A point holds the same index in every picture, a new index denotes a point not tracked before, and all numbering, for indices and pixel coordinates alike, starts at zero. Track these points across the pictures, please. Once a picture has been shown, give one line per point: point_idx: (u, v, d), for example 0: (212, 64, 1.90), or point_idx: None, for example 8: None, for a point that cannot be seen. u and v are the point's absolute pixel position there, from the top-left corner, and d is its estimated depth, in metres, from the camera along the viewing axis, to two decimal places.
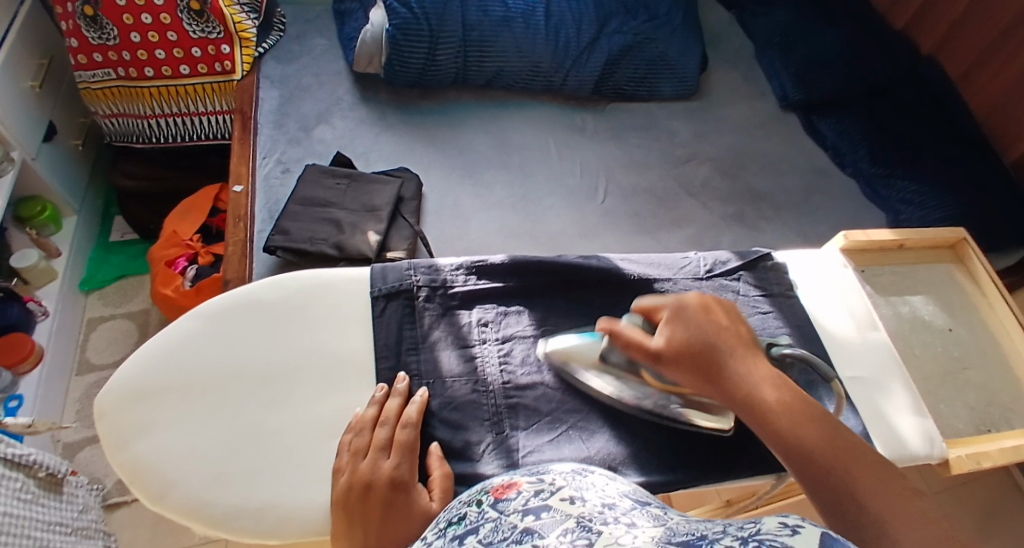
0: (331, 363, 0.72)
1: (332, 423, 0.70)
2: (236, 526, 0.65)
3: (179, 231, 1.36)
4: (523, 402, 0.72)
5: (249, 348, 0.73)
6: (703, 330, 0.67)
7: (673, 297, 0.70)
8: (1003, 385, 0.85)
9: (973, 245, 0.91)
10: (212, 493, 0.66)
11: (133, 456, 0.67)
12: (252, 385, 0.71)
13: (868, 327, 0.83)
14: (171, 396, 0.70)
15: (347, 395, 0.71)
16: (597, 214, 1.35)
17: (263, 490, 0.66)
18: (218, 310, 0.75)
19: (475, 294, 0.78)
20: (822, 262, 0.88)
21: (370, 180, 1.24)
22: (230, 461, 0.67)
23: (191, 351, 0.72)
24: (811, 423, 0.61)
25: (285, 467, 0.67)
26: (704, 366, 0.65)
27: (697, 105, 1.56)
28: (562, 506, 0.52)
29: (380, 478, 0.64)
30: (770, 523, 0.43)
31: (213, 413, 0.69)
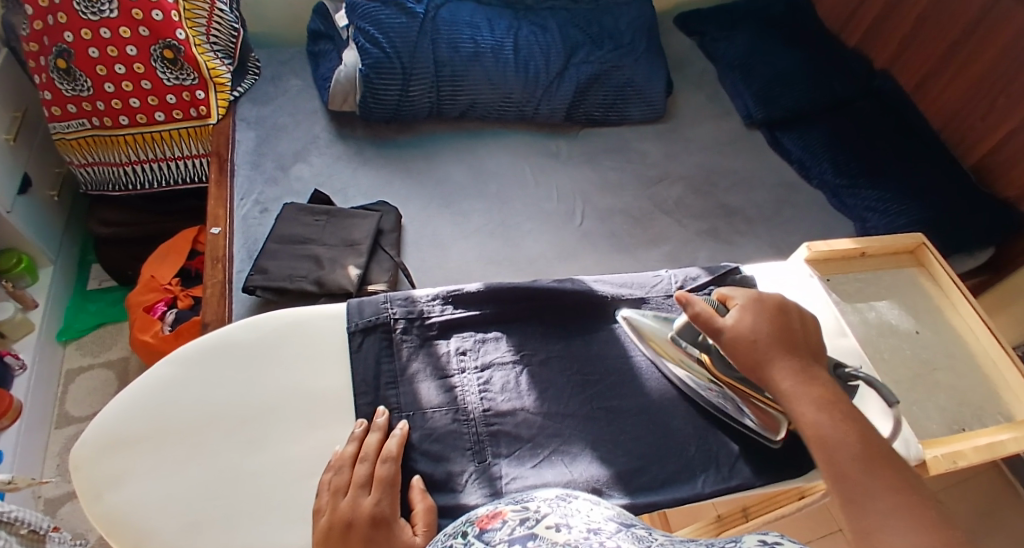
0: (309, 402, 0.73)
1: (310, 462, 0.70)
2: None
3: (157, 276, 1.36)
4: (504, 429, 0.73)
5: (225, 392, 0.73)
6: (772, 321, 0.71)
7: (754, 292, 0.74)
8: (974, 384, 0.86)
9: (932, 249, 0.94)
10: (192, 541, 0.66)
11: (111, 507, 0.67)
12: (230, 429, 0.71)
13: (838, 334, 0.85)
14: (149, 445, 0.70)
15: (326, 432, 0.71)
16: (576, 236, 1.37)
17: (243, 534, 0.66)
18: (193, 354, 0.75)
19: (452, 323, 0.79)
20: (788, 272, 0.91)
21: (348, 214, 1.25)
22: (210, 507, 0.67)
23: (167, 398, 0.72)
24: (843, 422, 0.64)
25: (265, 510, 0.67)
26: (764, 354, 0.69)
27: (666, 127, 1.60)
28: (547, 534, 0.53)
29: (361, 516, 0.64)
30: (750, 541, 0.48)
31: (191, 459, 0.69)
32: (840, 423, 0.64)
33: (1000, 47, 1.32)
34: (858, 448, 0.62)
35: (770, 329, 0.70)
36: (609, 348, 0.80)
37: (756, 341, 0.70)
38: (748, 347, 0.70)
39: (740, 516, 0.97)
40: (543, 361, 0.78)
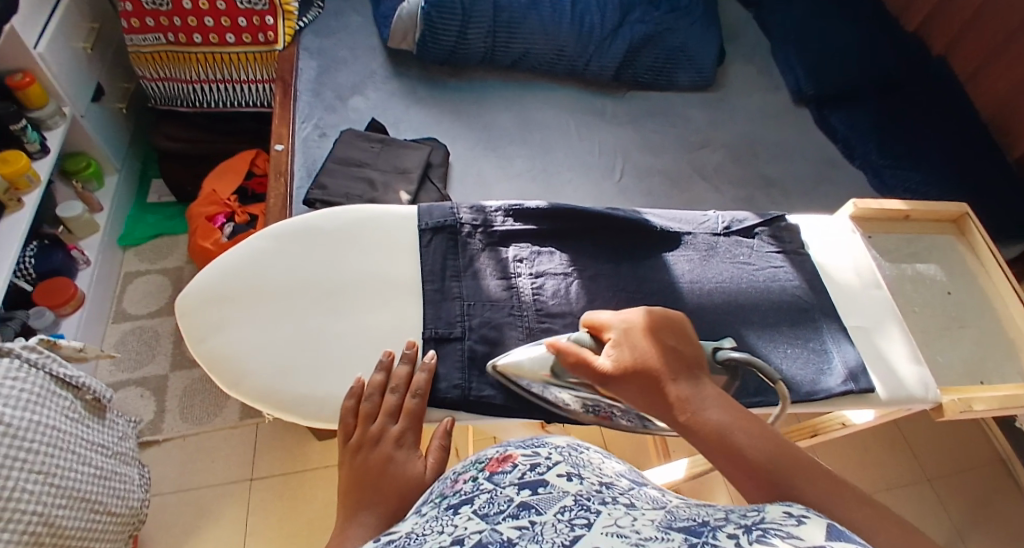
0: (389, 282, 0.76)
1: (390, 331, 0.74)
2: (304, 415, 0.69)
3: (218, 191, 1.42)
4: (554, 328, 0.78)
5: (314, 262, 0.76)
6: (647, 351, 0.65)
7: (620, 316, 0.68)
8: (998, 344, 0.90)
9: (976, 219, 0.98)
10: (284, 383, 0.70)
11: (209, 348, 0.71)
12: (318, 295, 0.74)
13: (872, 284, 0.90)
14: (243, 301, 0.73)
15: (403, 308, 0.75)
16: (614, 191, 1.42)
17: (330, 384, 0.70)
18: (285, 230, 0.78)
19: (513, 233, 0.83)
20: (834, 227, 0.95)
21: (402, 145, 1.31)
22: (299, 358, 0.71)
23: (260, 264, 0.75)
24: (759, 440, 0.58)
25: (348, 368, 0.71)
26: (654, 388, 0.63)
27: (713, 96, 1.64)
28: (559, 483, 0.55)
29: (386, 439, 0.65)
30: (776, 511, 0.50)
31: (282, 316, 0.73)
32: (762, 436, 0.59)
33: None
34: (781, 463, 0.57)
35: (654, 360, 0.64)
36: (656, 273, 0.85)
37: (642, 374, 0.63)
38: (640, 385, 0.63)
39: None
40: (593, 277, 0.83)
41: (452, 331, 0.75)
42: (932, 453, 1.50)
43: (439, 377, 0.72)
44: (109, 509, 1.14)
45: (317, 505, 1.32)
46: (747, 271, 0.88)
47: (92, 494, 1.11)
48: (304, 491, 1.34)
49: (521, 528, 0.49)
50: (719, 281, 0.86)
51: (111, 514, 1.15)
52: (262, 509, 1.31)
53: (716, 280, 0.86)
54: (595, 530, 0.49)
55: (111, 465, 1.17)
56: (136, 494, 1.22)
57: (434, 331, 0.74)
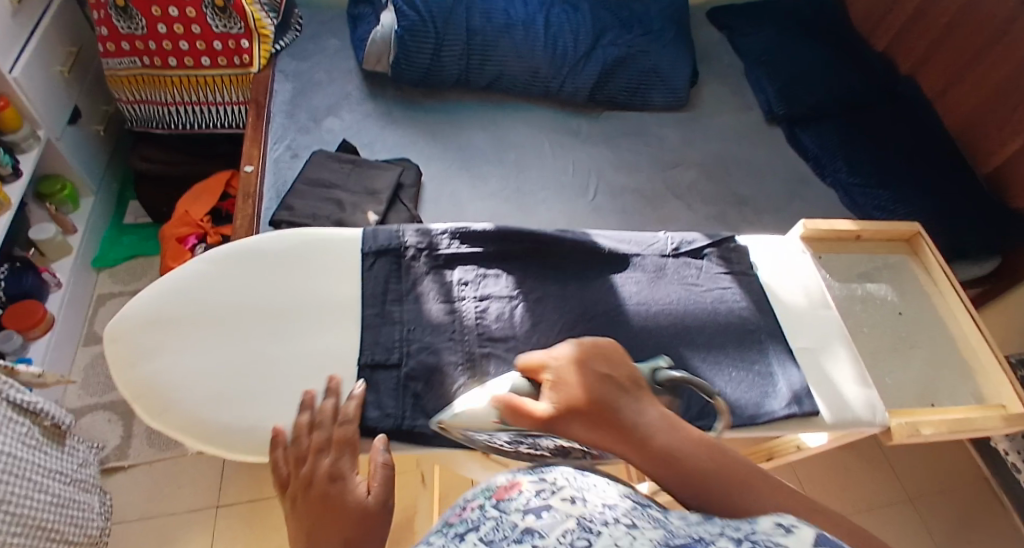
0: (325, 310, 0.78)
1: (323, 359, 0.75)
2: (228, 443, 0.70)
3: (191, 212, 1.44)
4: (494, 352, 0.78)
5: (250, 290, 0.77)
6: (590, 386, 0.65)
7: (551, 355, 0.69)
8: (949, 365, 0.90)
9: (927, 239, 0.97)
10: (212, 412, 0.71)
11: (140, 376, 0.72)
12: (252, 322, 0.76)
13: (821, 304, 0.90)
14: (178, 329, 0.74)
15: (337, 335, 0.76)
16: (587, 209, 1.43)
17: (257, 412, 0.71)
18: (224, 257, 0.79)
19: (458, 256, 0.84)
20: (785, 247, 0.95)
21: (373, 166, 1.32)
22: (229, 386, 0.72)
23: (197, 292, 0.76)
24: (703, 455, 0.62)
25: (278, 397, 0.72)
26: (602, 422, 0.63)
27: (687, 116, 1.64)
28: (563, 507, 0.55)
29: (319, 475, 0.64)
30: (767, 522, 0.50)
31: (214, 344, 0.74)
32: (703, 450, 0.63)
33: (1018, 62, 1.37)
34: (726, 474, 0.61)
35: (595, 394, 0.65)
36: (603, 294, 0.86)
37: (589, 411, 0.64)
38: (589, 421, 0.64)
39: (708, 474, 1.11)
40: (539, 299, 0.84)
41: (390, 356, 0.76)
42: (912, 473, 1.47)
43: (374, 405, 0.73)
44: (67, 535, 1.18)
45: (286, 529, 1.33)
46: (695, 293, 0.88)
47: (48, 521, 1.13)
48: (272, 514, 1.35)
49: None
50: (666, 303, 0.87)
51: (68, 541, 1.18)
52: (228, 533, 1.32)
53: (663, 301, 0.87)
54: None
55: (70, 492, 1.21)
56: (96, 522, 1.25)
57: (371, 357, 0.75)
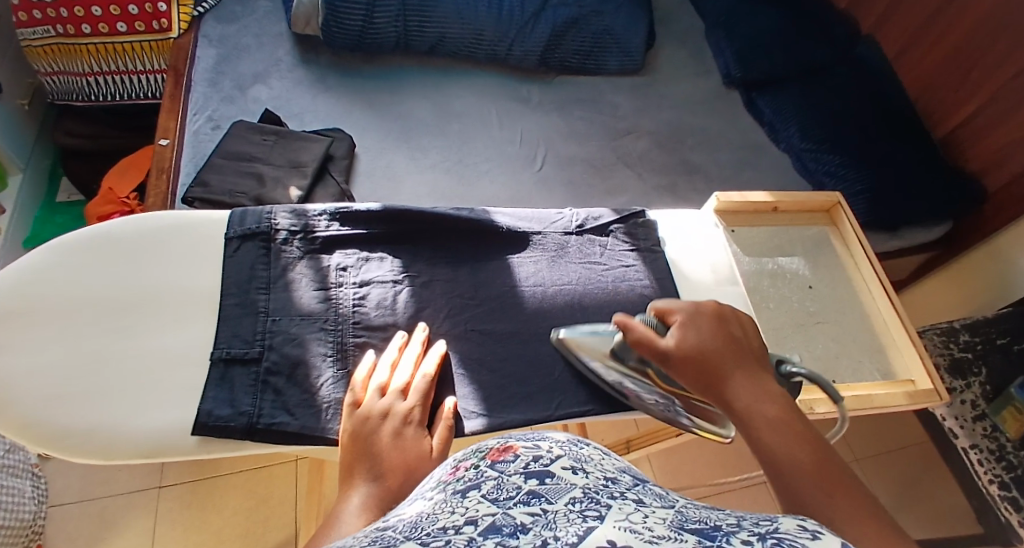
0: (178, 302, 0.75)
1: (173, 353, 0.73)
2: (68, 444, 0.68)
3: (116, 189, 1.39)
4: (370, 341, 0.76)
5: (99, 282, 0.74)
6: (716, 336, 0.65)
7: (690, 302, 0.70)
8: (856, 341, 0.88)
9: (845, 209, 0.95)
10: (51, 411, 0.68)
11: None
12: (100, 316, 0.73)
13: (728, 281, 0.88)
14: (17, 323, 0.71)
15: (190, 328, 0.74)
16: (532, 181, 1.33)
17: (98, 414, 0.69)
18: (71, 245, 0.75)
19: (337, 239, 0.81)
20: (696, 221, 0.93)
21: (298, 137, 1.25)
22: (70, 388, 0.70)
23: (39, 283, 0.73)
24: (797, 440, 0.56)
25: (122, 395, 0.70)
26: (711, 368, 0.63)
27: (643, 81, 1.56)
28: (564, 475, 0.50)
29: (392, 414, 0.68)
30: (788, 522, 0.46)
31: (56, 343, 0.71)
32: (800, 437, 0.56)
33: (977, 20, 1.29)
34: (810, 465, 0.54)
35: (714, 343, 0.65)
36: (497, 277, 0.82)
37: (703, 356, 0.64)
38: (697, 362, 0.64)
39: (622, 445, 1.07)
40: (426, 284, 0.80)
41: (250, 350, 0.74)
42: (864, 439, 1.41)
43: (227, 403, 0.71)
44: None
45: (225, 513, 1.35)
46: (597, 272, 0.84)
47: None
48: (213, 497, 1.37)
49: (534, 516, 0.45)
50: (565, 284, 0.83)
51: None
52: (170, 514, 1.34)
53: (562, 281, 0.83)
54: (607, 523, 0.43)
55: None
56: (29, 506, 1.25)
57: (227, 352, 0.73)
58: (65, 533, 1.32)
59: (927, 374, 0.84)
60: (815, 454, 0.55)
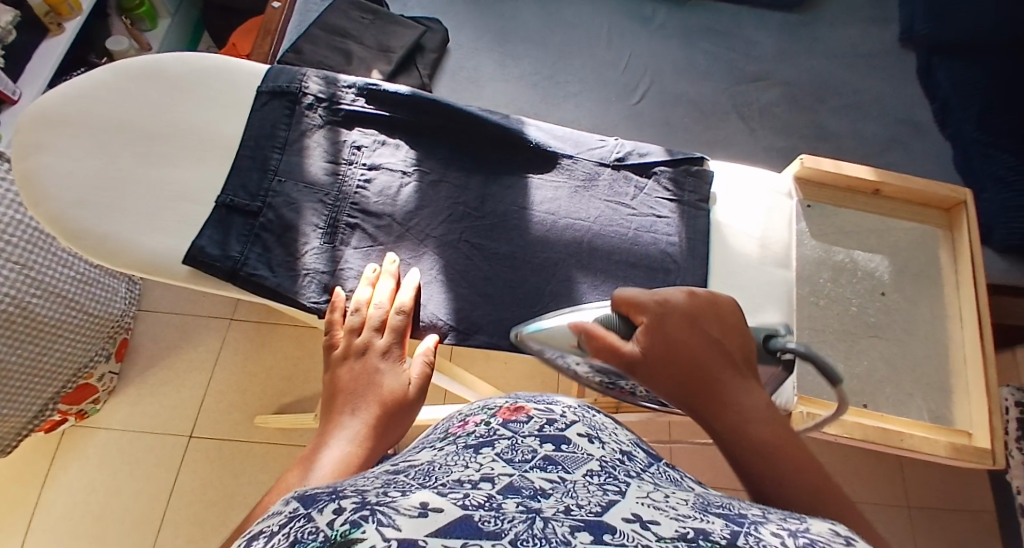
0: (205, 141, 0.75)
1: (188, 186, 0.73)
2: (84, 246, 0.71)
3: (240, 46, 1.44)
4: (362, 226, 0.73)
5: (146, 107, 0.76)
6: (691, 337, 0.56)
7: (658, 292, 0.59)
8: (916, 370, 0.73)
9: (968, 213, 0.76)
10: (77, 213, 0.72)
11: (22, 167, 0.73)
12: (138, 138, 0.75)
13: (778, 262, 0.74)
14: (71, 129, 0.75)
15: (207, 167, 0.74)
16: (623, 114, 1.25)
17: (114, 224, 0.71)
18: (132, 68, 0.78)
19: (359, 115, 0.76)
20: (767, 184, 0.78)
21: (394, 21, 1.23)
22: (98, 194, 0.72)
23: (98, 97, 0.76)
24: (797, 463, 0.50)
25: (138, 213, 0.72)
26: (692, 374, 0.54)
27: (796, 20, 1.36)
28: (580, 443, 0.50)
29: (369, 354, 0.64)
30: (820, 527, 0.40)
31: (95, 151, 0.74)
32: (799, 460, 0.50)
33: None
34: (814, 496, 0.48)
35: (689, 345, 0.55)
36: (506, 194, 0.75)
37: (678, 359, 0.55)
38: (670, 366, 0.54)
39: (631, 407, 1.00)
40: (434, 183, 0.75)
41: (252, 203, 0.72)
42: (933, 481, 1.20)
43: (219, 243, 0.70)
44: (88, 309, 1.29)
45: (280, 356, 1.48)
46: (621, 215, 0.75)
47: (69, 293, 1.24)
48: (273, 339, 1.49)
49: (552, 482, 0.42)
50: (580, 218, 0.74)
51: (91, 315, 1.30)
52: (236, 345, 1.49)
53: (578, 216, 0.75)
54: (629, 499, 0.40)
55: (94, 274, 1.30)
56: (118, 305, 1.37)
57: (231, 199, 0.72)
58: (151, 333, 1.50)
59: (990, 431, 0.69)
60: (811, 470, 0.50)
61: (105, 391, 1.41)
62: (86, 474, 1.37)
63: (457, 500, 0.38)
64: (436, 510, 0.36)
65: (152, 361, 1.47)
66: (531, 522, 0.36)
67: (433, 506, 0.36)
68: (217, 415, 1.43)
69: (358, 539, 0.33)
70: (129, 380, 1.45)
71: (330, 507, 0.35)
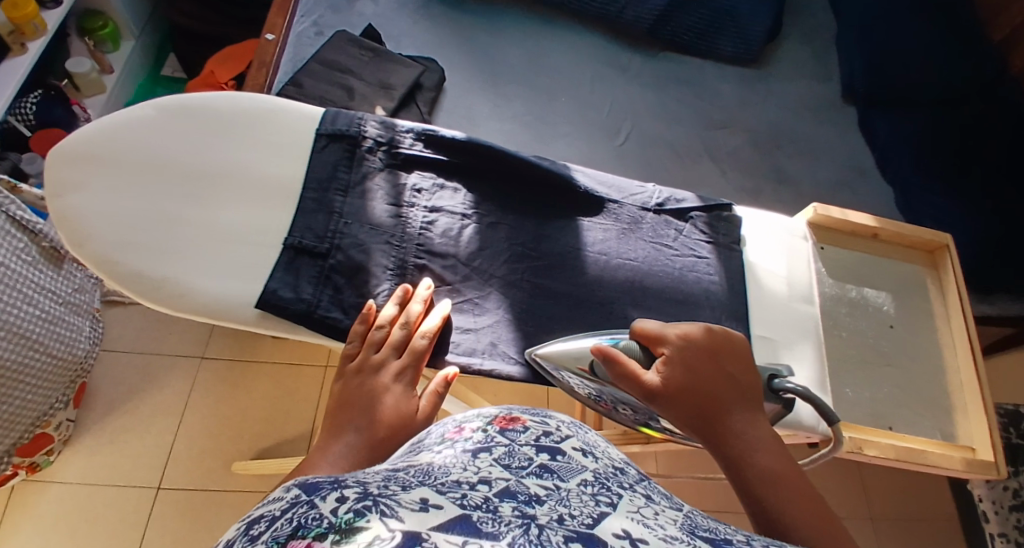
0: (266, 182, 0.73)
1: (249, 229, 0.71)
2: (137, 290, 0.67)
3: (217, 74, 1.41)
4: (430, 267, 0.74)
5: (195, 146, 0.73)
6: (707, 373, 0.60)
7: (679, 327, 0.63)
8: (923, 394, 0.82)
9: (951, 253, 0.87)
10: (127, 256, 0.67)
11: (59, 203, 0.68)
12: (191, 178, 0.71)
13: (802, 299, 0.82)
14: (114, 166, 0.70)
15: (269, 209, 0.72)
16: (609, 155, 1.32)
17: (168, 268, 0.68)
18: (178, 105, 0.74)
19: (418, 159, 0.78)
20: (784, 228, 0.86)
21: (393, 59, 1.24)
22: (148, 235, 0.68)
23: (141, 133, 0.72)
24: (803, 499, 0.53)
25: (196, 256, 0.69)
26: (708, 410, 0.58)
27: (755, 73, 1.48)
28: (576, 454, 0.48)
29: (383, 373, 0.64)
30: None
31: (142, 189, 0.70)
32: (805, 497, 0.53)
33: None
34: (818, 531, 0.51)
35: (706, 381, 0.59)
36: (562, 236, 0.79)
37: (695, 393, 0.58)
38: (687, 399, 0.58)
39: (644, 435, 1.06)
40: (492, 225, 0.78)
41: (320, 245, 0.72)
42: (888, 497, 1.33)
43: (291, 287, 0.69)
44: (52, 349, 1.21)
45: (258, 395, 1.41)
46: (665, 256, 0.81)
47: (33, 333, 1.16)
48: (248, 377, 1.43)
49: (547, 489, 0.43)
50: (629, 259, 0.80)
51: (54, 356, 1.21)
52: (205, 385, 1.41)
53: (627, 256, 0.80)
54: (620, 512, 0.41)
55: (59, 313, 1.22)
56: (82, 344, 1.28)
57: (299, 241, 0.71)
58: (111, 375, 1.40)
59: (991, 447, 0.79)
60: (814, 506, 0.53)
61: (60, 442, 1.29)
62: (43, 533, 1.25)
63: (456, 500, 0.40)
64: (436, 507, 0.38)
65: (113, 406, 1.37)
66: (527, 528, 0.38)
67: (432, 502, 0.39)
68: (189, 463, 1.33)
69: (362, 527, 0.36)
70: (86, 428, 1.34)
71: (334, 496, 0.38)
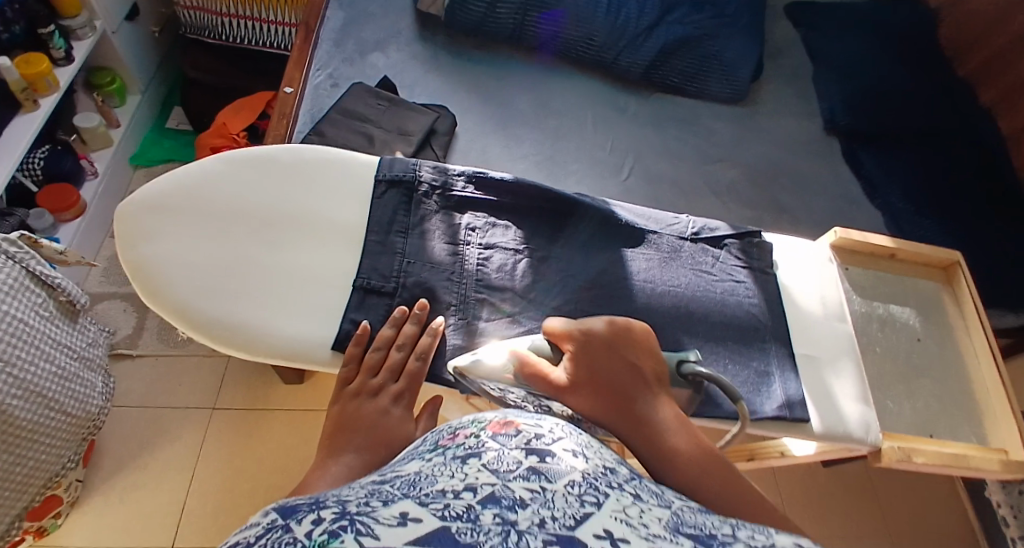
0: (330, 228, 0.77)
1: (315, 272, 0.75)
2: (212, 334, 0.71)
3: (229, 125, 1.43)
4: (490, 300, 0.78)
5: (259, 195, 0.77)
6: (608, 361, 0.63)
7: (582, 325, 0.67)
8: (957, 403, 0.87)
9: (964, 270, 0.93)
10: (201, 302, 0.71)
11: (137, 256, 0.73)
12: (257, 226, 0.75)
13: (836, 317, 0.87)
14: (185, 217, 0.75)
15: (334, 253, 0.76)
16: (618, 189, 1.32)
17: (240, 311, 0.72)
18: (242, 157, 0.79)
19: (470, 200, 0.83)
20: (811, 252, 0.92)
21: (409, 107, 1.28)
22: (222, 283, 0.72)
23: (208, 184, 0.77)
24: (709, 462, 0.56)
25: (266, 300, 0.72)
26: (612, 396, 0.61)
27: (745, 111, 1.48)
28: (566, 456, 0.47)
29: (384, 394, 0.67)
30: (783, 539, 0.42)
31: (214, 240, 0.74)
32: (709, 460, 0.56)
33: None
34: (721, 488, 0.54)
35: (608, 369, 0.63)
36: (610, 266, 0.83)
37: (599, 381, 0.62)
38: (594, 388, 0.62)
39: None
40: (544, 259, 0.82)
41: (386, 284, 0.75)
42: (908, 512, 1.36)
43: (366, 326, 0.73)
44: (66, 408, 1.12)
45: (271, 446, 1.33)
46: (707, 281, 0.85)
47: (48, 390, 1.08)
48: (262, 427, 1.34)
49: (533, 492, 0.42)
50: (674, 285, 0.83)
51: (68, 414, 1.13)
52: (219, 439, 1.32)
53: (672, 283, 0.84)
54: (603, 513, 0.41)
55: (75, 367, 1.16)
56: (96, 401, 1.20)
57: (366, 281, 0.75)
58: None
59: None
60: (717, 467, 0.56)
61: (67, 504, 1.21)
62: None
63: (436, 511, 0.39)
64: (415, 520, 0.37)
65: (121, 464, 1.28)
66: (505, 536, 0.37)
67: (411, 516, 0.38)
68: None
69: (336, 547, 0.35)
70: (94, 487, 1.25)
71: (310, 517, 0.37)
